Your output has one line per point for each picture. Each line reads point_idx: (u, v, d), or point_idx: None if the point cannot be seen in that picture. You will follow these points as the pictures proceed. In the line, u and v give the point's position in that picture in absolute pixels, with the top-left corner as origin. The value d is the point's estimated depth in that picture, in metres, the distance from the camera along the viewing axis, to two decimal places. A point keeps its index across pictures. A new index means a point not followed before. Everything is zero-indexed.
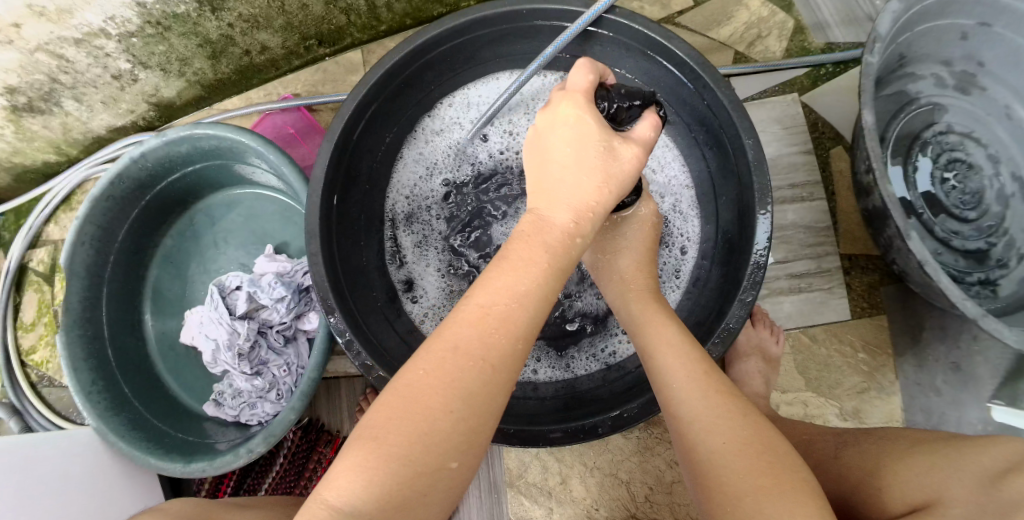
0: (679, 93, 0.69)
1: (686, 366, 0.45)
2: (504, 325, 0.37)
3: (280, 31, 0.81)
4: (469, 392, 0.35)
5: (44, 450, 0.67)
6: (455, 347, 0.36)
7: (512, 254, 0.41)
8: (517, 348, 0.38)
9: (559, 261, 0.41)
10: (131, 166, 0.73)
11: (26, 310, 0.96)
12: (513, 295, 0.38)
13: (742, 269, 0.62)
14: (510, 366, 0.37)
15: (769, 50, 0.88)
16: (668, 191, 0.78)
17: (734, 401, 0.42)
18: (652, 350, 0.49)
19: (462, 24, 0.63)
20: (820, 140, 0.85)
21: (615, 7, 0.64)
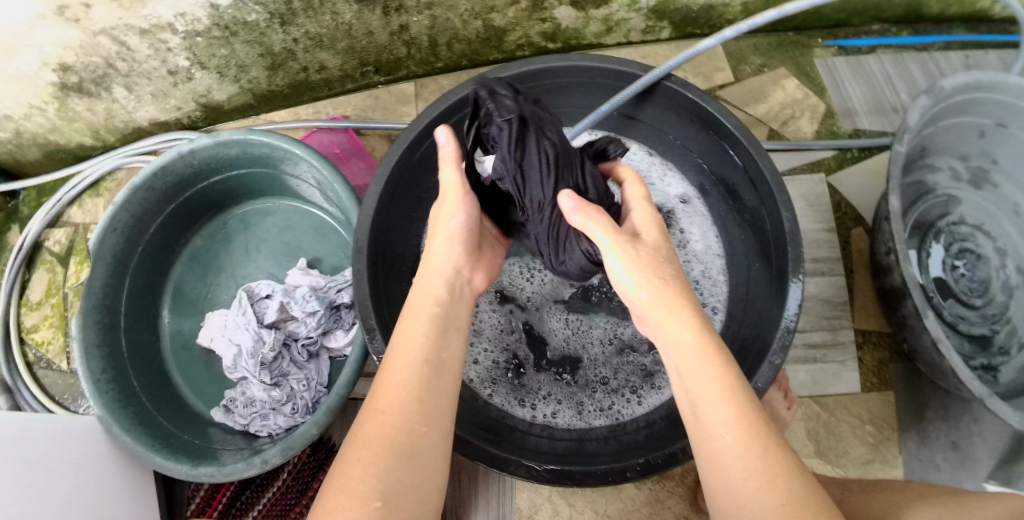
0: (724, 162, 0.73)
1: (732, 407, 0.42)
2: (394, 378, 0.46)
3: (342, 53, 0.83)
4: (374, 437, 0.42)
5: (39, 433, 0.64)
6: (364, 412, 0.45)
7: (405, 326, 0.51)
8: (408, 388, 0.45)
9: (426, 307, 0.52)
10: (177, 160, 0.74)
11: (33, 288, 0.93)
12: (396, 352, 0.48)
13: (771, 335, 0.65)
14: (400, 406, 0.44)
15: (801, 130, 0.93)
16: (699, 253, 0.82)
17: (775, 448, 0.40)
18: (693, 394, 0.44)
19: (526, 71, 0.68)
20: (843, 219, 0.89)
21: (672, 75, 0.68)
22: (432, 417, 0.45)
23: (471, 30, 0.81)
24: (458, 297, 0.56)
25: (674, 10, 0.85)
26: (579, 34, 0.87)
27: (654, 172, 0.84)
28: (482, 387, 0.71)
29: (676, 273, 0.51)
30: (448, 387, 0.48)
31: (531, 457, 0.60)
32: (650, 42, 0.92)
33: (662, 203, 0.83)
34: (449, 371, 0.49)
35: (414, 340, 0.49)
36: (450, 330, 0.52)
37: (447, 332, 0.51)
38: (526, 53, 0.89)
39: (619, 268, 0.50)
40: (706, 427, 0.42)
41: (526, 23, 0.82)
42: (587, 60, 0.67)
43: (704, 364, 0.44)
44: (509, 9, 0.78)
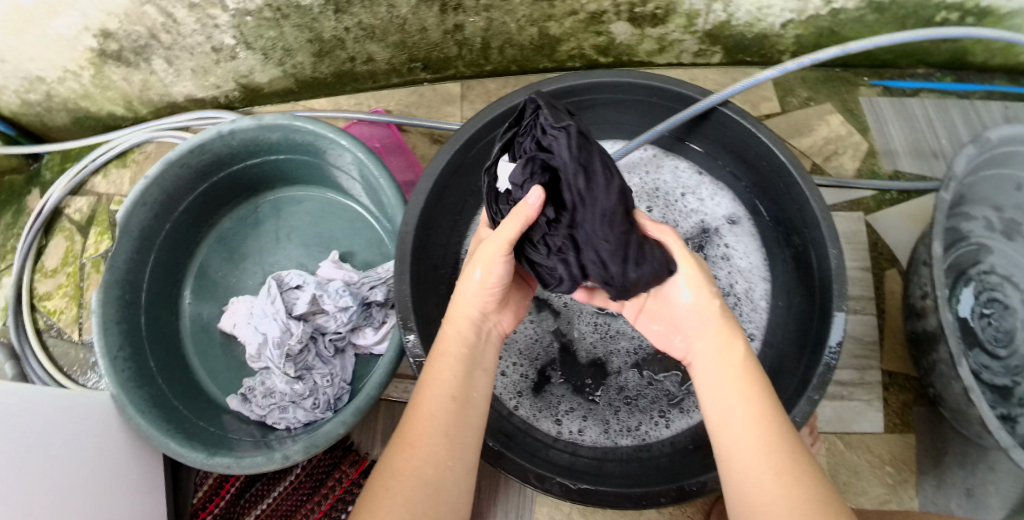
0: (774, 192, 0.72)
1: (755, 409, 0.43)
2: (423, 410, 0.45)
3: (391, 47, 0.81)
4: (402, 473, 0.41)
5: (47, 404, 0.61)
6: (392, 442, 0.44)
7: (434, 360, 0.50)
8: (436, 424, 0.44)
9: (454, 347, 0.50)
10: (216, 139, 0.72)
11: (50, 254, 0.91)
12: (424, 388, 0.47)
13: (812, 370, 0.64)
14: (428, 440, 0.43)
15: (842, 167, 0.93)
16: (744, 273, 0.81)
17: (798, 451, 0.40)
18: (720, 400, 0.46)
19: (585, 83, 0.68)
20: (878, 259, 0.90)
21: (729, 102, 0.68)
22: (457, 452, 0.44)
23: (525, 36, 0.80)
24: (484, 341, 0.54)
25: (728, 36, 0.85)
26: (632, 50, 0.86)
27: (701, 190, 0.84)
28: (508, 399, 0.70)
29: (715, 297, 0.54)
30: (474, 426, 0.47)
31: (565, 475, 0.59)
32: (699, 65, 0.92)
33: (709, 221, 0.83)
34: (476, 407, 0.48)
35: (442, 376, 0.48)
36: (476, 369, 0.51)
37: (475, 373, 0.50)
38: (577, 65, 0.88)
39: (679, 282, 0.53)
40: (726, 428, 0.43)
41: (581, 35, 0.81)
42: (649, 77, 0.67)
43: (734, 375, 0.46)
44: (566, 19, 0.77)
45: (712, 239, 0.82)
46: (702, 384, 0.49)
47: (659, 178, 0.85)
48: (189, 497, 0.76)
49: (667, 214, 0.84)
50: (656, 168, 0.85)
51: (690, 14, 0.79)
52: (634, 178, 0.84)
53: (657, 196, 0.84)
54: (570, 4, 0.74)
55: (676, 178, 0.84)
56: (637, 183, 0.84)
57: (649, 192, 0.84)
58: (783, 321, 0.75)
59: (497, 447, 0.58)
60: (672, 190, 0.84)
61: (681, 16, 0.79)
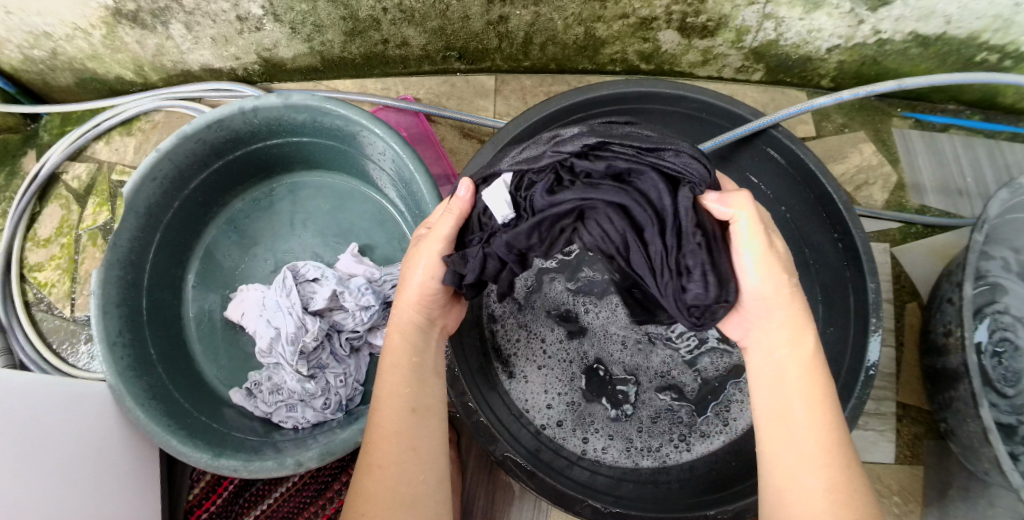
0: (811, 218, 0.72)
1: (820, 417, 0.39)
2: (383, 432, 0.42)
3: (429, 32, 0.77)
4: (372, 503, 0.38)
5: (28, 391, 0.57)
6: (362, 472, 0.41)
7: (383, 377, 0.45)
8: (401, 440, 0.41)
9: (403, 357, 0.46)
10: (236, 116, 0.67)
11: (44, 223, 0.86)
12: (381, 403, 0.43)
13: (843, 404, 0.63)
14: (398, 458, 0.40)
15: (872, 197, 0.94)
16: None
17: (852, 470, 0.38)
18: (781, 400, 0.41)
19: (634, 92, 0.66)
20: (899, 291, 0.90)
21: (780, 125, 0.67)
22: (429, 464, 0.41)
23: (571, 35, 0.78)
24: (433, 346, 0.50)
25: (774, 55, 0.84)
26: (674, 60, 0.85)
27: None
28: (535, 417, 0.67)
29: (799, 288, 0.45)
30: (438, 431, 0.44)
31: (593, 496, 0.58)
32: (739, 81, 0.91)
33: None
34: (436, 413, 0.45)
35: (397, 389, 0.44)
36: (428, 375, 0.47)
37: (429, 377, 0.47)
38: (617, 70, 0.86)
39: (754, 261, 0.42)
40: (786, 434, 0.39)
41: (627, 40, 0.79)
42: (699, 92, 0.66)
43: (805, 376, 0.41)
44: (615, 22, 0.75)
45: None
46: (766, 377, 0.43)
47: None
48: (184, 493, 0.74)
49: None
50: None
51: (740, 30, 0.78)
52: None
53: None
54: (622, 8, 0.72)
55: None
56: None
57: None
58: None
59: (526, 465, 0.58)
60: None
61: (730, 30, 0.78)
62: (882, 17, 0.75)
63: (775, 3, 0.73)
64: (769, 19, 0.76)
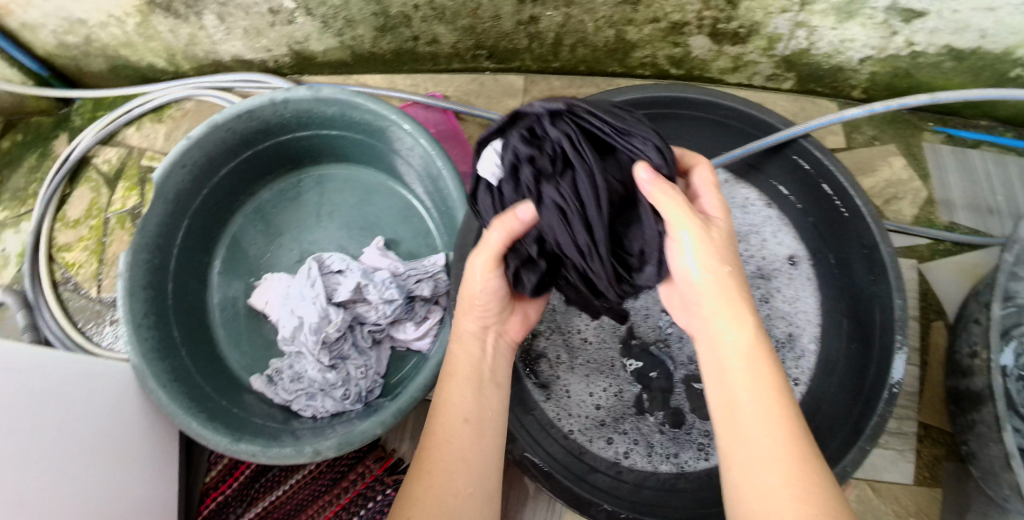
0: (839, 229, 0.70)
1: (775, 411, 0.37)
2: (441, 440, 0.45)
3: (460, 30, 0.77)
4: (420, 502, 0.42)
5: (65, 370, 0.59)
6: (415, 471, 0.44)
7: (447, 382, 0.48)
8: (452, 453, 0.44)
9: (464, 367, 0.49)
10: (265, 106, 0.68)
11: (74, 205, 0.88)
12: (440, 409, 0.46)
13: (863, 421, 0.62)
14: (449, 467, 0.43)
15: (900, 212, 0.93)
16: (790, 313, 0.79)
17: (810, 449, 0.35)
18: (727, 395, 0.40)
19: (665, 97, 0.66)
20: (925, 309, 0.89)
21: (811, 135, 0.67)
22: (477, 478, 0.44)
23: (601, 38, 0.77)
24: (493, 353, 0.53)
25: (805, 64, 0.84)
26: (704, 66, 0.85)
27: (767, 228, 0.81)
28: (562, 422, 0.67)
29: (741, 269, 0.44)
30: (492, 446, 0.46)
31: (613, 502, 0.58)
32: (769, 89, 0.91)
33: (767, 261, 0.81)
34: (492, 429, 0.47)
35: (455, 399, 0.47)
36: (488, 386, 0.49)
37: (487, 388, 0.49)
38: (646, 73, 0.86)
39: (686, 249, 0.42)
40: (740, 433, 0.37)
41: (658, 44, 0.79)
42: (730, 99, 0.66)
43: (753, 367, 0.39)
44: (647, 25, 0.75)
45: (769, 278, 0.80)
46: (713, 373, 0.42)
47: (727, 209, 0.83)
48: (200, 475, 0.76)
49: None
50: (727, 195, 0.82)
51: (772, 37, 0.77)
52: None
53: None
54: (654, 11, 0.72)
55: (743, 213, 0.82)
56: None
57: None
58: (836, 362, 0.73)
59: (544, 466, 0.58)
60: (739, 227, 0.82)
61: (762, 38, 0.78)
62: (916, 29, 0.73)
63: (808, 12, 0.72)
64: (801, 27, 0.75)
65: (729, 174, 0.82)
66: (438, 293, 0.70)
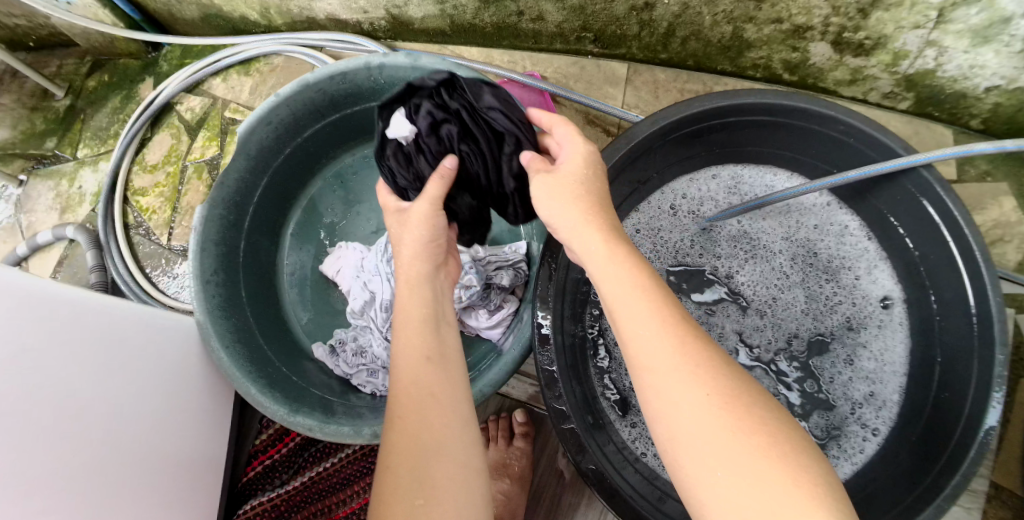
0: (942, 269, 0.63)
1: (658, 310, 0.37)
2: (411, 383, 0.39)
3: (569, 10, 0.73)
4: (397, 456, 0.36)
5: (132, 317, 0.58)
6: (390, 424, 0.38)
7: (399, 330, 0.44)
8: (420, 387, 0.39)
9: (416, 309, 0.45)
10: (360, 70, 0.65)
11: (153, 149, 0.88)
12: (397, 354, 0.42)
13: (942, 478, 0.56)
14: (419, 406, 0.38)
15: (1004, 256, 0.86)
16: (875, 372, 0.72)
17: (692, 328, 0.37)
18: (611, 305, 0.39)
19: (782, 105, 0.60)
20: (1015, 363, 0.79)
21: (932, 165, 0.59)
22: (451, 410, 0.38)
23: (717, 33, 0.72)
24: (440, 289, 0.50)
25: (927, 86, 0.76)
26: (821, 74, 0.79)
27: (860, 264, 0.75)
28: (634, 445, 0.63)
29: (597, 191, 0.46)
30: (458, 377, 0.41)
31: None
32: (883, 107, 0.85)
33: (859, 306, 0.74)
34: (454, 362, 0.42)
35: (414, 339, 0.43)
36: (443, 323, 0.46)
37: (444, 327, 0.45)
38: (757, 75, 0.81)
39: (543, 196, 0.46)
40: (628, 336, 0.37)
41: (777, 46, 0.73)
42: (850, 115, 0.59)
43: (627, 277, 0.39)
44: (769, 24, 0.69)
45: (857, 328, 0.74)
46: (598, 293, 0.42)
47: (823, 236, 0.77)
48: (251, 438, 0.75)
49: (814, 294, 0.75)
50: (824, 218, 0.77)
51: (899, 53, 0.71)
52: (792, 221, 0.77)
53: (814, 262, 0.76)
54: (781, 11, 0.66)
55: (838, 242, 0.76)
56: (789, 233, 0.77)
57: (806, 256, 0.76)
58: (922, 410, 0.66)
59: (613, 484, 0.53)
60: (831, 257, 0.76)
61: (887, 52, 0.71)
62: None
63: (942, 31, 0.65)
64: (930, 47, 0.68)
65: (833, 195, 0.76)
66: (516, 283, 0.67)
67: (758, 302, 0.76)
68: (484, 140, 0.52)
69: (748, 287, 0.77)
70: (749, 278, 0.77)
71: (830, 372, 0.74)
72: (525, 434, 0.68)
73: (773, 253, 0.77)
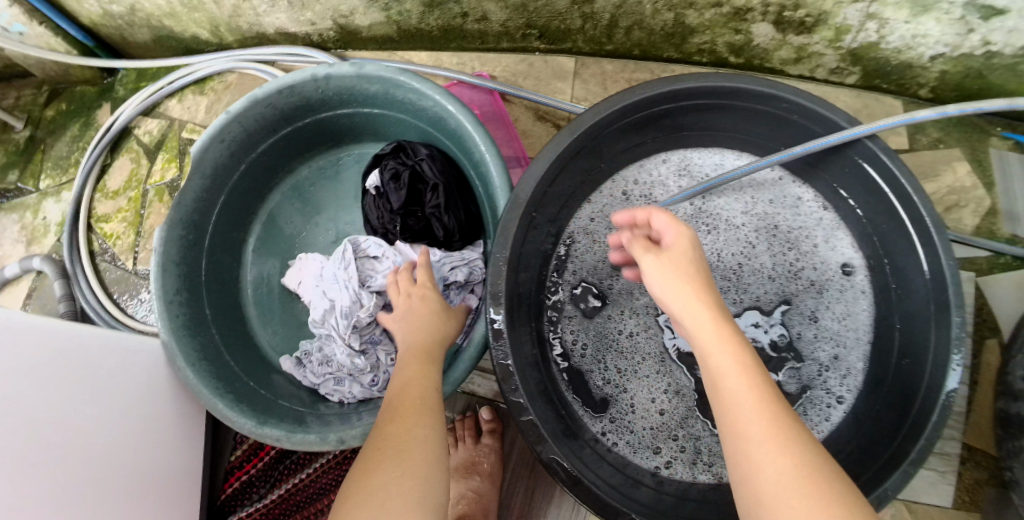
0: (897, 239, 0.65)
1: (749, 382, 0.36)
2: (416, 397, 0.45)
3: (511, 9, 0.73)
4: (393, 437, 0.40)
5: (99, 344, 0.58)
6: (389, 420, 0.42)
7: (410, 363, 0.50)
8: (424, 402, 0.44)
9: (427, 355, 0.51)
10: (308, 82, 0.65)
11: (114, 175, 0.88)
12: (406, 378, 0.48)
13: (908, 442, 0.58)
14: (421, 412, 0.43)
15: (960, 221, 0.87)
16: (838, 334, 0.72)
17: (788, 417, 0.35)
18: (712, 373, 0.38)
19: (724, 86, 0.61)
20: (978, 325, 0.82)
21: (877, 136, 0.61)
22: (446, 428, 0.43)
23: (659, 21, 0.74)
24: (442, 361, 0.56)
25: (873, 58, 0.78)
26: (766, 55, 0.80)
27: (818, 230, 0.75)
28: (605, 435, 0.66)
29: (705, 274, 0.45)
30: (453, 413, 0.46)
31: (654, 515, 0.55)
32: (831, 82, 0.86)
33: (819, 271, 0.74)
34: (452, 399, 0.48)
35: (423, 372, 0.48)
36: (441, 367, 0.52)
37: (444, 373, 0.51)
38: (703, 60, 0.82)
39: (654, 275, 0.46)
40: (726, 405, 0.36)
41: (719, 29, 0.75)
42: (795, 94, 0.60)
43: (725, 345, 0.39)
44: (709, 9, 0.70)
45: (820, 290, 0.73)
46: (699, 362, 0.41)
47: (778, 209, 0.76)
48: (226, 454, 0.76)
49: (780, 261, 0.75)
50: (777, 193, 0.76)
51: (840, 28, 0.72)
52: (747, 198, 0.77)
53: (778, 233, 0.75)
54: None
55: (793, 213, 0.75)
56: (747, 208, 0.76)
57: (768, 228, 0.76)
58: (884, 377, 0.68)
59: (571, 472, 0.52)
60: (790, 228, 0.75)
61: (829, 28, 0.73)
62: (995, 28, 0.66)
63: (881, 3, 0.67)
64: (872, 19, 0.70)
65: (783, 171, 0.76)
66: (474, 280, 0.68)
67: (721, 269, 0.76)
68: (434, 176, 0.66)
69: (711, 255, 0.76)
70: (712, 247, 0.76)
71: (798, 329, 0.73)
72: (492, 431, 0.69)
73: (736, 227, 0.76)
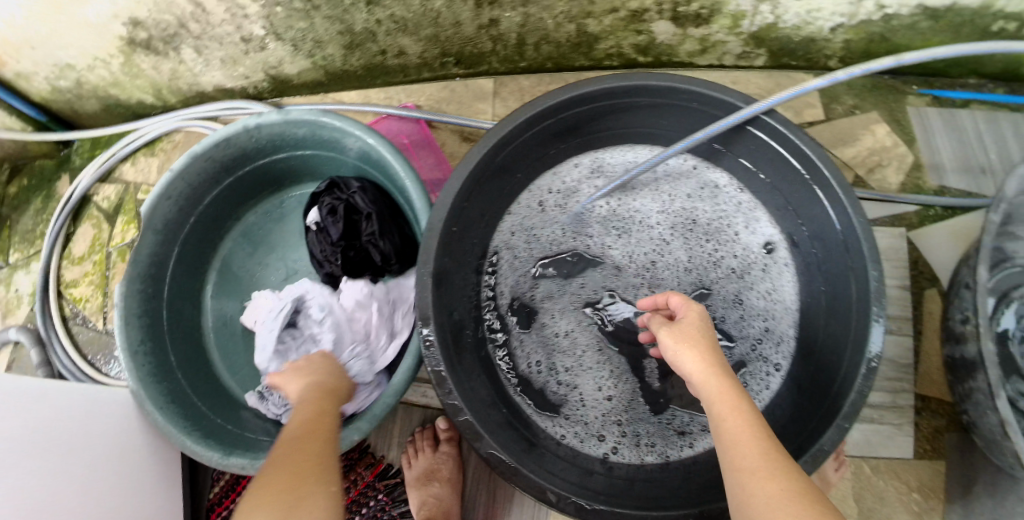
0: (812, 204, 0.68)
1: (745, 428, 0.40)
2: (324, 420, 0.48)
3: (424, 40, 0.78)
4: (310, 448, 0.43)
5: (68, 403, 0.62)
6: (300, 432, 0.45)
7: (320, 395, 0.53)
8: (331, 426, 0.48)
9: (334, 393, 0.55)
10: (240, 134, 0.70)
11: (78, 242, 0.92)
12: (313, 406, 0.51)
13: (842, 395, 0.60)
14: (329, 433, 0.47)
15: (885, 180, 0.91)
16: (766, 309, 0.77)
17: (784, 456, 0.38)
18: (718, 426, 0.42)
19: (622, 87, 0.65)
20: (917, 277, 0.86)
21: (774, 111, 0.64)
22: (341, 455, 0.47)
23: (563, 33, 0.79)
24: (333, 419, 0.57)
25: (775, 39, 0.83)
26: (672, 50, 0.85)
27: (738, 214, 0.80)
28: (554, 429, 0.70)
29: (715, 343, 0.49)
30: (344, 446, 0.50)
31: (598, 497, 0.59)
32: (742, 67, 0.91)
33: (738, 252, 0.79)
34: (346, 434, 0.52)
35: (329, 404, 0.52)
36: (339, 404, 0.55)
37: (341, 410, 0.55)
38: (614, 63, 0.87)
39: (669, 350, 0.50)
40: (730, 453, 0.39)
41: (621, 33, 0.80)
42: (698, 83, 0.63)
43: (726, 399, 0.43)
44: (607, 16, 0.75)
45: (744, 274, 0.78)
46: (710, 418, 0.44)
47: (698, 199, 0.80)
48: (205, 493, 0.80)
49: (696, 254, 0.80)
50: (695, 181, 0.81)
51: (736, 15, 0.77)
52: (665, 192, 0.81)
53: (693, 226, 0.80)
54: (611, 3, 0.72)
55: (710, 198, 0.80)
56: (663, 207, 0.81)
57: (684, 223, 0.80)
58: (812, 341, 0.72)
59: (512, 464, 0.56)
60: (709, 216, 0.80)
61: (726, 16, 0.78)
62: None
63: None
64: (764, 2, 0.74)
65: (698, 158, 0.80)
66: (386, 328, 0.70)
67: (636, 269, 0.79)
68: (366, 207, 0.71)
69: (624, 258, 0.79)
70: (623, 251, 0.80)
71: (721, 312, 0.78)
72: (449, 439, 0.73)
73: (650, 227, 0.80)
